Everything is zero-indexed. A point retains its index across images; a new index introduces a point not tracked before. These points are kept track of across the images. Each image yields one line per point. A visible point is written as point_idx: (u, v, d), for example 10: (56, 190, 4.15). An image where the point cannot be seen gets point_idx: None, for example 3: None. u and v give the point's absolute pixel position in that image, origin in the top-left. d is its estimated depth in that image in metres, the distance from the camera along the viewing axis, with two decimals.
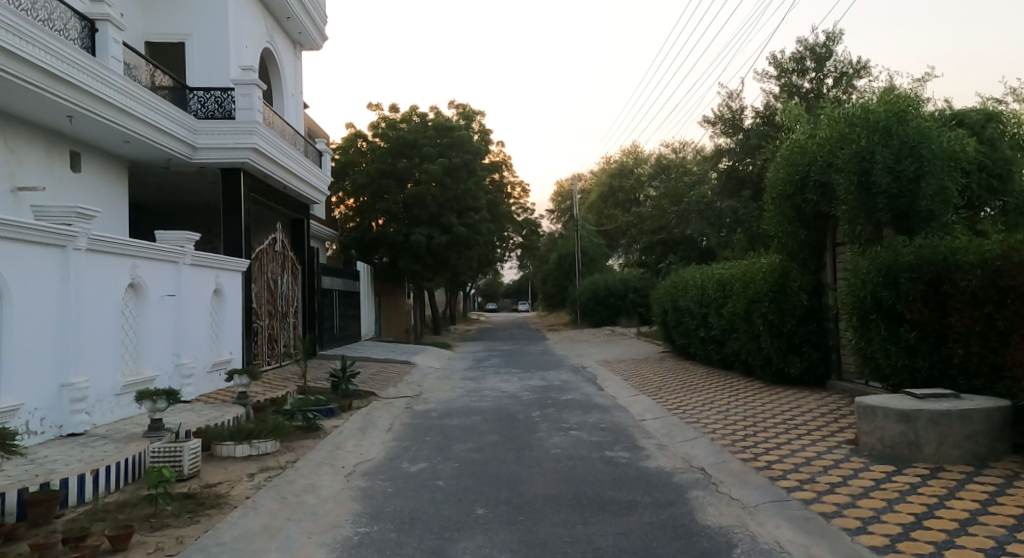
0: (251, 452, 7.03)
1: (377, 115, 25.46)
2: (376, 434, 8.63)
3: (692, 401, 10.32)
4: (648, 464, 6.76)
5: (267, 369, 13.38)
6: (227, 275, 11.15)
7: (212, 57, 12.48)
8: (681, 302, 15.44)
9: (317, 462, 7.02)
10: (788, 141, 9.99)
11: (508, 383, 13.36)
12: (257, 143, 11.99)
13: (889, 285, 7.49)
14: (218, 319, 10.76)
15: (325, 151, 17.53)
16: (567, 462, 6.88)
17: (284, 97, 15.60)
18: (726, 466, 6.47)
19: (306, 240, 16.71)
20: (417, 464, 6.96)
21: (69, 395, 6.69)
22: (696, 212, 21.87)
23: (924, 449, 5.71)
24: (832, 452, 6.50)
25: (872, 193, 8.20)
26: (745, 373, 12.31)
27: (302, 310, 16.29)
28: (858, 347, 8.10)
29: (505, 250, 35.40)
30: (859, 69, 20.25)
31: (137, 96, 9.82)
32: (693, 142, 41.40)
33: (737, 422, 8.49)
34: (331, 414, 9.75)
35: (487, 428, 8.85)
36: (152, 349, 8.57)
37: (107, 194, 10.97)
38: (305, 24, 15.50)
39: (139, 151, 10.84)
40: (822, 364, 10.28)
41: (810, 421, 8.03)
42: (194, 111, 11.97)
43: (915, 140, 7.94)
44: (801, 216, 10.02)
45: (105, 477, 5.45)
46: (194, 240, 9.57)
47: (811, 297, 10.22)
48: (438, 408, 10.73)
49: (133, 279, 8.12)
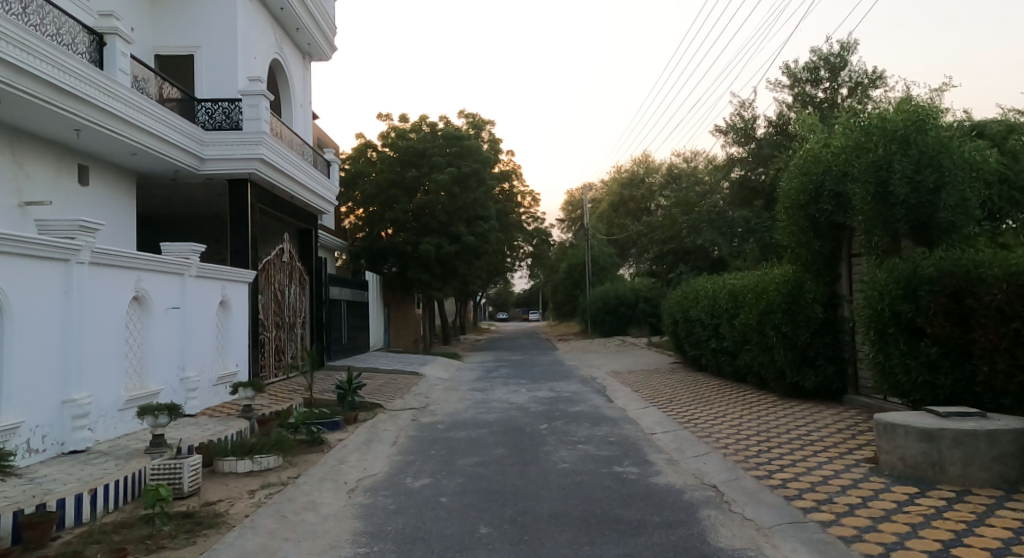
0: (253, 467, 6.91)
1: (387, 125, 25.47)
2: (380, 448, 8.48)
3: (703, 414, 10.10)
4: (657, 481, 6.56)
5: (273, 380, 13.29)
6: (234, 286, 11.07)
7: (220, 68, 12.45)
8: (692, 312, 15.23)
9: (320, 477, 6.88)
10: (801, 151, 9.85)
11: (516, 394, 13.19)
12: (265, 154, 11.94)
13: (908, 299, 7.28)
14: (223, 331, 10.68)
15: (333, 161, 17.48)
16: (575, 478, 6.70)
17: (293, 107, 15.57)
18: (739, 484, 6.25)
19: (314, 251, 16.64)
20: (421, 480, 6.80)
21: (71, 411, 6.58)
22: (708, 222, 21.66)
23: (949, 470, 5.49)
24: (849, 470, 6.28)
25: (889, 204, 8.01)
26: (758, 385, 12.07)
27: (309, 320, 16.19)
28: (875, 362, 7.87)
29: (515, 259, 35.25)
30: (874, 78, 20.04)
31: (144, 109, 9.77)
32: (705, 152, 41.24)
33: (750, 436, 8.25)
34: (336, 427, 9.61)
35: (494, 441, 8.68)
36: (156, 363, 8.48)
37: (114, 205, 10.94)
38: (314, 35, 15.50)
39: (146, 163, 10.80)
40: (838, 377, 10.02)
41: (826, 437, 7.79)
42: (203, 123, 11.96)
43: (935, 150, 7.77)
44: (815, 226, 9.82)
45: (103, 497, 5.32)
46: (200, 252, 9.53)
47: (826, 309, 9.98)
48: (445, 420, 10.57)
49: (138, 292, 8.04)
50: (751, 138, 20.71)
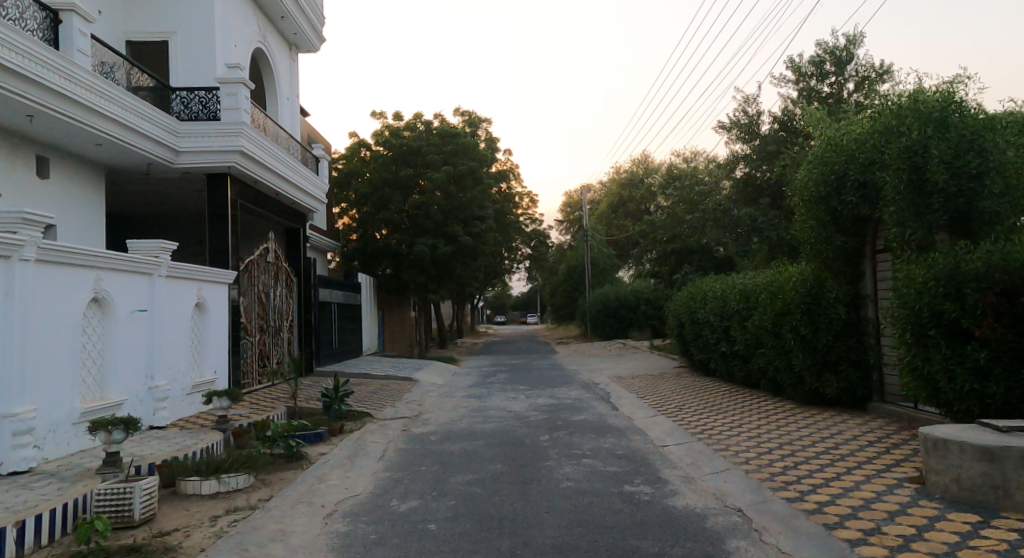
0: (219, 489, 6.14)
1: (381, 123, 24.78)
2: (366, 465, 7.71)
3: (716, 424, 9.34)
4: (674, 503, 5.81)
5: (255, 387, 12.53)
6: (211, 287, 10.30)
7: (196, 55, 11.68)
8: (700, 314, 14.49)
9: (292, 500, 6.14)
10: (819, 140, 9.24)
11: (515, 402, 12.41)
12: (245, 146, 11.18)
13: (952, 298, 6.54)
14: (199, 337, 9.91)
15: (323, 157, 16.68)
16: (581, 500, 5.95)
17: (278, 99, 14.82)
18: (768, 508, 5.51)
19: (302, 251, 15.84)
20: (409, 503, 6.06)
21: (12, 427, 5.82)
22: (713, 221, 20.96)
23: (1014, 495, 4.75)
24: (893, 491, 5.53)
25: (925, 192, 7.30)
26: (772, 391, 11.31)
27: (296, 324, 15.40)
28: (910, 368, 7.11)
29: (513, 261, 34.53)
30: (882, 72, 19.41)
31: (107, 94, 9.01)
32: (705, 152, 40.68)
33: (773, 449, 7.47)
34: (318, 439, 8.89)
35: (490, 456, 7.93)
36: (119, 371, 7.71)
37: (79, 200, 10.19)
38: (300, 24, 14.76)
39: (114, 155, 10.05)
40: (862, 384, 9.22)
41: (859, 451, 7.03)
42: (177, 113, 11.21)
43: (975, 133, 7.15)
44: (836, 221, 9.11)
45: (34, 530, 4.56)
46: (171, 249, 8.75)
47: (849, 309, 9.21)
48: (438, 431, 9.81)
49: (97, 292, 7.29)
50: (756, 135, 20.56)
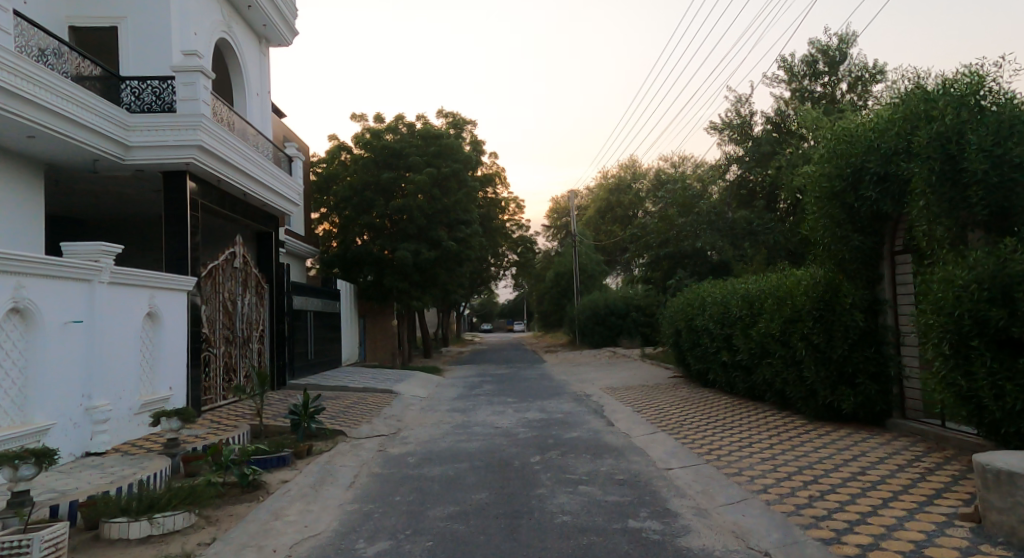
0: (151, 531, 5.18)
1: (362, 125, 23.87)
2: (333, 495, 6.79)
3: (723, 441, 8.50)
4: (688, 544, 4.94)
5: (218, 404, 11.50)
6: (165, 294, 9.30)
7: (150, 43, 10.77)
8: (697, 322, 13.70)
9: (239, 543, 5.20)
10: (830, 132, 8.51)
11: (503, 417, 11.49)
12: (203, 140, 10.22)
13: (1000, 304, 5.75)
14: (150, 349, 8.93)
15: (297, 157, 15.68)
16: (581, 540, 5.07)
17: (246, 94, 13.85)
18: (799, 551, 4.64)
19: (274, 257, 14.82)
20: (377, 545, 5.15)
21: None
22: (707, 224, 20.21)
23: None
24: (947, 533, 4.66)
25: (959, 184, 6.52)
26: (780, 405, 10.51)
27: (267, 335, 14.38)
28: (948, 383, 6.30)
29: (499, 268, 33.62)
30: (875, 72, 18.86)
31: (38, 79, 8.04)
32: (693, 156, 40.17)
33: (792, 474, 6.59)
34: (282, 463, 7.90)
35: (473, 482, 7.03)
36: (47, 392, 6.74)
37: (11, 199, 9.20)
38: (269, 14, 13.83)
39: (52, 148, 9.08)
40: (881, 399, 8.42)
41: (892, 477, 6.18)
42: (128, 105, 10.26)
43: (1015, 118, 6.43)
44: (853, 219, 8.34)
45: None
46: (114, 253, 7.73)
47: (866, 316, 8.43)
48: (418, 451, 8.90)
49: (18, 301, 6.34)
50: (748, 136, 19.92)
